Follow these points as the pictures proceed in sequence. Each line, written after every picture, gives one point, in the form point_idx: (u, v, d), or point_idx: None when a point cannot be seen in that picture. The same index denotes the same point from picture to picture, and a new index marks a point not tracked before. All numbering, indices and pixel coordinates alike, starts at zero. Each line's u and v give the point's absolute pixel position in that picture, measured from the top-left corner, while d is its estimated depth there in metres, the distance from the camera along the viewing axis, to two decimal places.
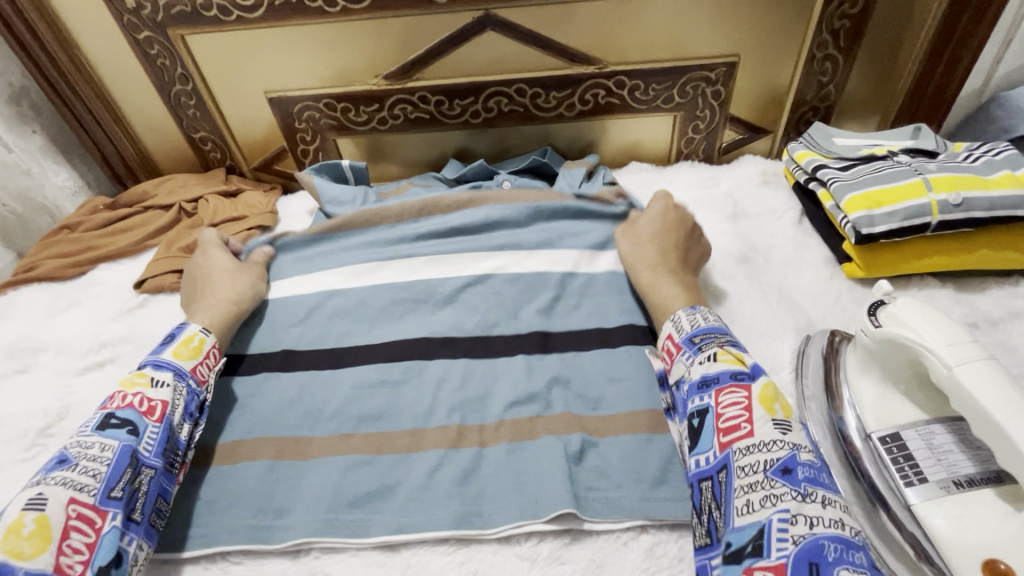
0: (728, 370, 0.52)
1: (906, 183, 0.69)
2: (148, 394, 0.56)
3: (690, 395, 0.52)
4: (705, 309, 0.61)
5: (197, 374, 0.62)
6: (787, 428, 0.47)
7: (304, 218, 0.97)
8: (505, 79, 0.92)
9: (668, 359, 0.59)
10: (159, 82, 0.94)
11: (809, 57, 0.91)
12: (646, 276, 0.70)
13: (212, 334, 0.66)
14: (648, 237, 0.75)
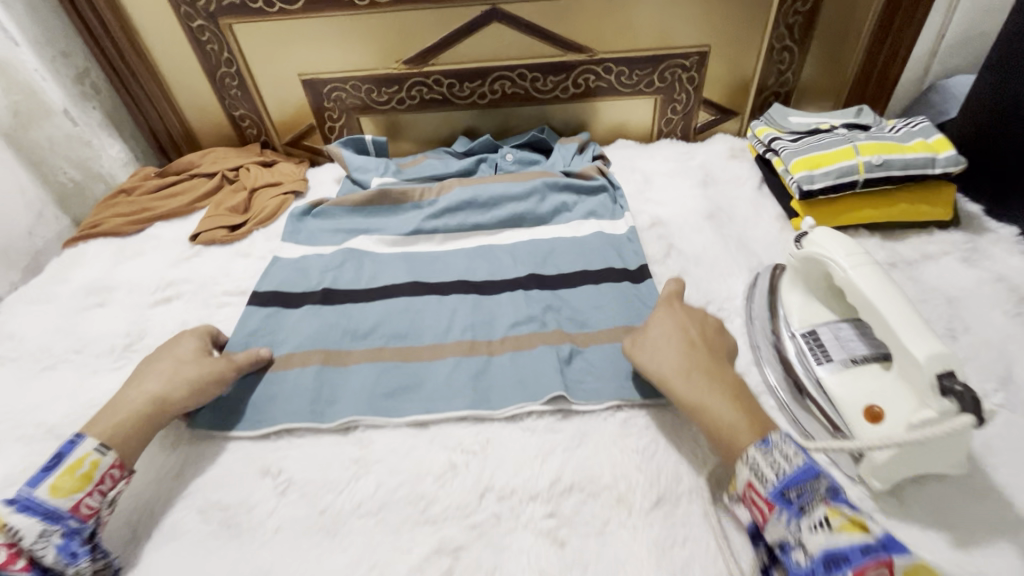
0: (853, 542, 0.43)
1: (840, 149, 0.84)
2: (6, 546, 0.49)
3: (806, 567, 0.44)
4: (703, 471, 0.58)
5: (82, 509, 0.53)
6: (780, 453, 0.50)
7: (332, 185, 1.11)
8: (509, 65, 1.07)
9: (755, 511, 0.50)
10: (207, 65, 1.08)
11: (769, 48, 1.06)
12: (689, 394, 0.58)
13: (108, 454, 0.57)
14: (667, 335, 0.65)
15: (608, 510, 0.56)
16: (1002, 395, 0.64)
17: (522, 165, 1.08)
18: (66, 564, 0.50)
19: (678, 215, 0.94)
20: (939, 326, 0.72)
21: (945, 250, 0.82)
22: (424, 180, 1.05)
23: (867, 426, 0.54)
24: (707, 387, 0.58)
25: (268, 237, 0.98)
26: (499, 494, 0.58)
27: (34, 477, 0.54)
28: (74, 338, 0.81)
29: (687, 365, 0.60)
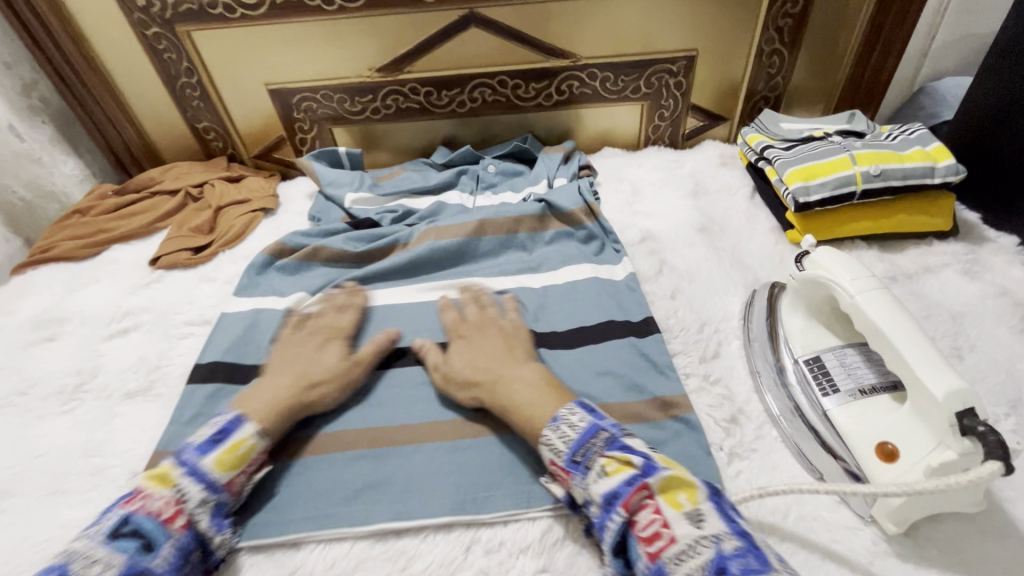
0: (622, 480, 0.49)
1: (836, 158, 0.81)
2: (170, 497, 0.50)
3: (598, 517, 0.49)
4: (565, 412, 0.55)
5: (233, 485, 0.54)
6: (701, 517, 0.46)
7: (304, 200, 1.05)
8: (488, 72, 1.01)
9: (562, 482, 0.54)
10: (166, 75, 1.01)
11: (758, 51, 1.02)
12: (495, 372, 0.63)
13: (263, 440, 0.58)
14: (469, 346, 0.68)
15: (604, 562, 0.52)
16: (1015, 419, 0.61)
17: (505, 177, 1.03)
18: (213, 529, 0.52)
19: (669, 228, 0.90)
20: (944, 345, 0.69)
21: (945, 262, 0.79)
22: (402, 194, 1.00)
23: (882, 466, 0.50)
24: (511, 367, 0.63)
25: (235, 258, 0.92)
26: (486, 547, 0.54)
27: (201, 442, 0.54)
28: (20, 378, 0.74)
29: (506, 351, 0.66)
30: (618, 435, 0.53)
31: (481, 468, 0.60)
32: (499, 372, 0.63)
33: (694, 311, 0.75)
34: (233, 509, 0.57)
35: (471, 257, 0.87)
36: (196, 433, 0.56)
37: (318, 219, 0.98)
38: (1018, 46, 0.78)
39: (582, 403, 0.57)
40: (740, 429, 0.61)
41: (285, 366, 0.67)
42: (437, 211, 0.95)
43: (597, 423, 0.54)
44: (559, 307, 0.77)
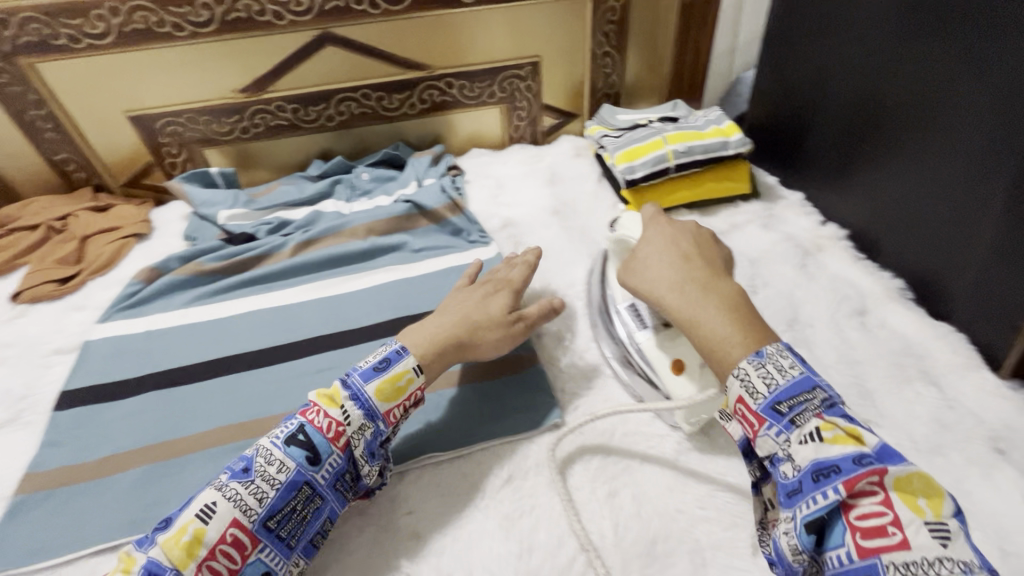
0: (846, 454, 0.41)
1: (652, 141, 0.96)
2: (333, 418, 0.54)
3: (790, 480, 0.43)
4: (776, 351, 0.48)
5: (391, 417, 0.57)
6: (949, 535, 0.38)
7: (180, 222, 1.06)
8: (350, 86, 1.08)
9: (744, 424, 0.48)
10: (12, 109, 0.99)
11: (592, 54, 1.16)
12: (687, 293, 0.57)
13: (420, 376, 0.59)
14: (663, 247, 0.63)
15: (462, 497, 0.60)
16: (790, 334, 0.76)
17: (379, 182, 1.10)
18: (368, 460, 0.55)
19: (529, 214, 1.01)
20: (743, 284, 0.84)
21: (748, 219, 0.96)
22: (277, 207, 1.04)
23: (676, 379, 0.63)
24: (707, 289, 0.56)
25: (107, 285, 0.92)
26: (358, 503, 0.60)
27: (366, 369, 0.58)
28: None
29: (688, 271, 0.59)
30: (819, 381, 0.47)
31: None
32: (696, 302, 0.55)
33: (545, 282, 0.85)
34: (111, 514, 0.60)
35: (345, 259, 0.92)
36: (365, 358, 0.60)
37: (194, 239, 0.99)
38: (788, 35, 0.96)
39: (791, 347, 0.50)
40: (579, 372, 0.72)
41: (452, 307, 0.69)
42: (313, 219, 1.00)
43: (812, 375, 0.46)
44: (427, 293, 0.85)
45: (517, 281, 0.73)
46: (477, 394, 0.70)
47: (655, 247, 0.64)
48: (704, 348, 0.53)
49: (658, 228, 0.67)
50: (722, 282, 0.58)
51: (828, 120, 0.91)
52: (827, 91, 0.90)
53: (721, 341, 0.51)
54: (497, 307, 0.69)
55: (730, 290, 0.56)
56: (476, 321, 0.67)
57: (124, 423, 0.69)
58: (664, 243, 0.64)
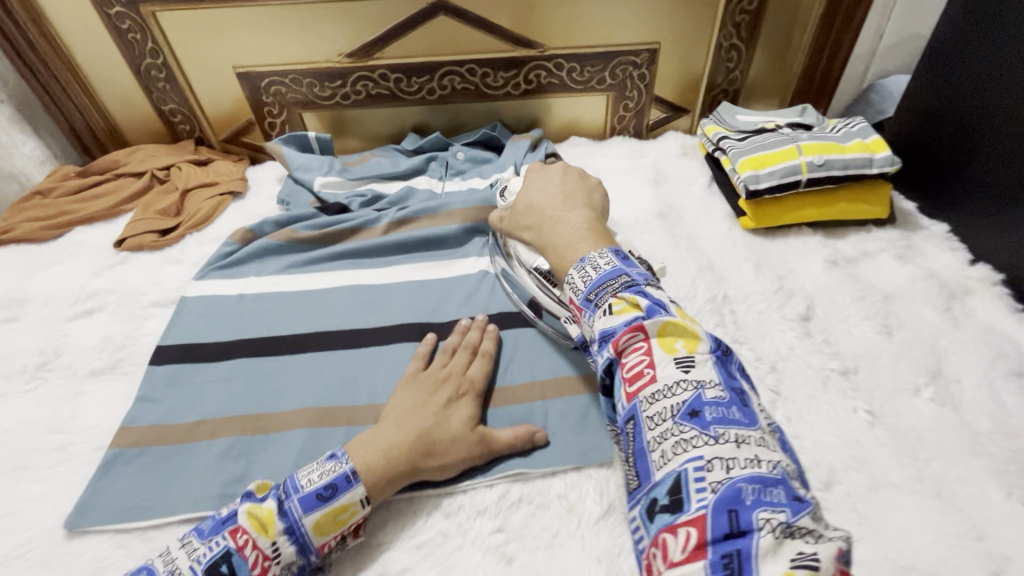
0: (624, 320, 0.51)
1: (784, 149, 0.87)
2: (261, 553, 0.47)
3: (624, 405, 0.49)
4: (595, 255, 0.58)
5: (324, 549, 0.51)
6: (690, 364, 0.46)
7: (274, 184, 1.05)
8: (456, 60, 1.03)
9: (576, 315, 0.58)
10: (129, 55, 1.01)
11: (717, 46, 1.06)
12: (547, 222, 0.69)
13: (367, 507, 0.52)
14: (546, 185, 0.74)
15: (556, 521, 0.56)
16: (933, 389, 0.66)
17: (473, 164, 1.05)
18: None
19: (631, 214, 0.94)
20: (876, 323, 0.74)
21: (881, 247, 0.85)
22: (371, 179, 1.01)
23: None
24: (565, 219, 0.67)
25: (202, 241, 0.92)
26: (446, 510, 0.57)
27: (309, 494, 0.51)
28: None
29: (567, 199, 0.71)
30: (640, 281, 0.54)
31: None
32: (553, 214, 0.69)
33: None
34: (199, 481, 0.59)
35: (439, 242, 0.89)
36: (308, 472, 0.53)
37: (287, 203, 0.98)
38: (959, 39, 0.83)
39: (616, 250, 0.60)
40: None
41: (407, 415, 0.59)
42: (406, 196, 0.97)
43: (703, 392, 0.44)
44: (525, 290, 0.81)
45: (478, 381, 0.65)
46: (574, 409, 0.66)
47: (553, 177, 0.75)
48: (554, 253, 0.65)
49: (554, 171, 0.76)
50: (573, 210, 0.69)
51: (997, 144, 0.78)
52: (1006, 114, 0.77)
53: (572, 242, 0.64)
54: (460, 420, 0.59)
55: (579, 214, 0.67)
56: (435, 441, 0.57)
57: (215, 388, 0.68)
58: (552, 182, 0.74)
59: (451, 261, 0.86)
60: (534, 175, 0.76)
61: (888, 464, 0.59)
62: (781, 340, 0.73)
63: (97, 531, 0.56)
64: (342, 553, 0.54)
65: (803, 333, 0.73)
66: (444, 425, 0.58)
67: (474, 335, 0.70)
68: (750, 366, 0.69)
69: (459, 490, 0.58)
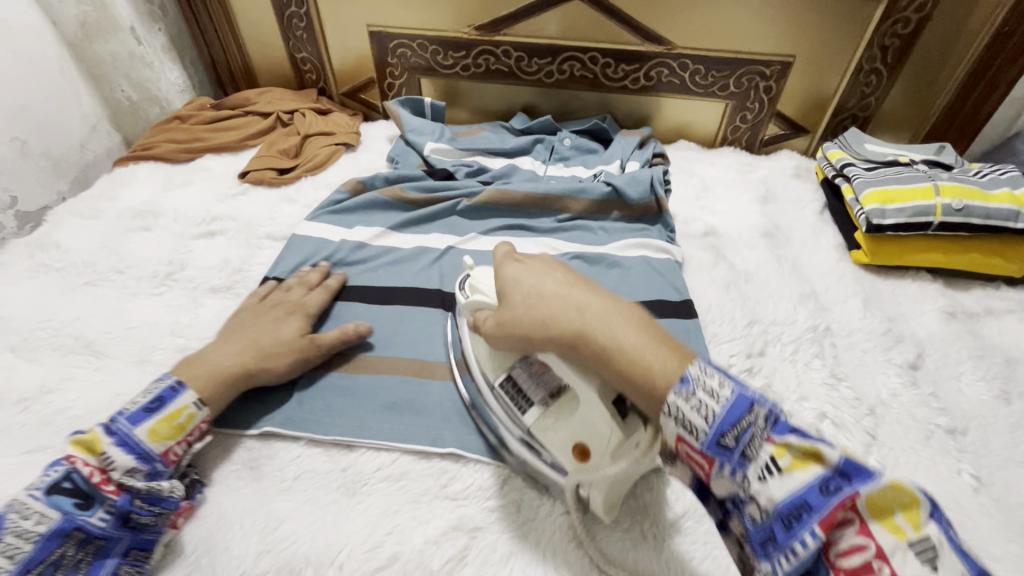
0: (800, 483, 0.35)
1: (919, 186, 0.81)
2: (96, 466, 0.51)
3: (763, 526, 0.36)
4: (700, 371, 0.40)
5: (170, 456, 0.54)
6: (926, 549, 0.31)
7: (384, 142, 1.09)
8: (581, 46, 1.03)
9: (697, 466, 0.41)
10: (277, 2, 1.07)
11: (857, 68, 1.00)
12: (584, 338, 0.45)
13: (203, 410, 0.57)
14: (540, 275, 0.52)
15: (632, 515, 0.55)
16: None
17: (578, 152, 1.05)
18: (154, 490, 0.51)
19: (736, 228, 0.92)
20: (994, 387, 0.68)
21: (1009, 307, 0.78)
22: (478, 151, 1.03)
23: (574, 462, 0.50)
24: (604, 303, 0.47)
25: (316, 185, 0.97)
26: (521, 482, 0.58)
27: (134, 411, 0.54)
28: (117, 256, 0.81)
29: (557, 272, 0.53)
30: (777, 412, 0.38)
31: (402, 377, 0.68)
32: (569, 317, 0.46)
33: (745, 309, 0.77)
34: (297, 406, 0.64)
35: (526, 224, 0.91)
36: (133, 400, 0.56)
37: (395, 161, 1.02)
38: None
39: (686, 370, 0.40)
40: None
41: (238, 333, 0.66)
42: (509, 173, 0.98)
43: (746, 392, 0.38)
44: (623, 286, 0.80)
45: (309, 305, 0.72)
46: None
47: (535, 275, 0.52)
48: (633, 376, 0.42)
49: (535, 262, 0.55)
50: (635, 320, 0.45)
51: None
52: None
53: (643, 365, 0.42)
54: (288, 331, 0.67)
55: (612, 308, 0.46)
56: (266, 347, 0.64)
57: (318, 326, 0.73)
58: (534, 275, 0.52)
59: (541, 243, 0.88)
60: (511, 279, 0.54)
61: (991, 535, 0.54)
62: (884, 385, 0.69)
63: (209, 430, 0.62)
64: (415, 499, 0.56)
65: (909, 382, 0.69)
66: (297, 340, 0.66)
67: (313, 273, 0.77)
68: (847, 405, 0.66)
69: None
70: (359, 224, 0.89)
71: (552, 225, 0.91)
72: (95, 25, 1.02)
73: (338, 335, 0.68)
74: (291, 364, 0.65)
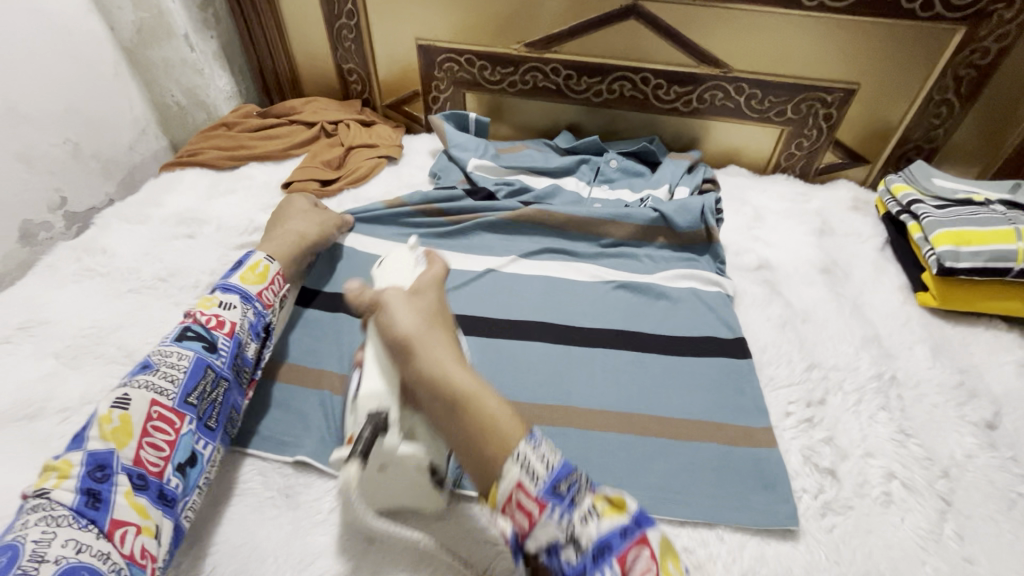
0: (612, 526, 0.40)
1: (998, 230, 0.76)
2: (212, 313, 0.58)
3: (577, 565, 0.39)
4: (531, 453, 0.43)
5: (264, 298, 0.65)
6: None
7: (426, 156, 1.08)
8: (633, 66, 1.00)
9: (517, 521, 0.42)
10: (328, 14, 1.07)
11: (926, 98, 0.95)
12: (482, 417, 0.46)
13: (274, 263, 0.68)
14: (411, 307, 0.57)
15: None
16: None
17: (625, 174, 1.02)
18: (252, 339, 0.61)
19: (791, 263, 0.87)
20: None
21: None
22: (521, 170, 1.00)
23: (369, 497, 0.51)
24: (476, 380, 0.49)
25: (357, 199, 0.96)
26: None
27: (226, 277, 0.63)
28: (161, 264, 0.81)
29: (430, 329, 0.55)
30: (589, 480, 0.43)
31: None
32: (449, 370, 0.50)
33: (802, 350, 0.73)
34: (332, 431, 0.62)
35: (566, 248, 0.88)
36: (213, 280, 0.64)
37: (438, 177, 1.00)
38: None
39: (536, 432, 0.46)
40: (837, 484, 0.59)
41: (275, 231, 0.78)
42: (552, 193, 0.96)
43: (639, 512, 0.41)
44: (672, 320, 0.77)
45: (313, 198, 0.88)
46: (710, 459, 0.61)
47: (402, 313, 0.55)
48: (475, 431, 0.46)
49: (410, 307, 0.56)
50: (495, 392, 0.50)
51: None
52: None
53: (487, 417, 0.46)
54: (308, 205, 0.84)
55: (471, 376, 0.50)
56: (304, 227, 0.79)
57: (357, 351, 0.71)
58: (411, 317, 0.55)
59: (582, 271, 0.84)
60: (393, 314, 0.56)
61: None
62: (957, 444, 0.63)
63: (243, 454, 0.61)
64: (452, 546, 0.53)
65: (986, 443, 0.64)
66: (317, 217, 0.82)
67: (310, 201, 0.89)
68: (918, 466, 0.61)
69: None
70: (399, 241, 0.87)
71: (595, 251, 0.87)
72: (151, 31, 1.04)
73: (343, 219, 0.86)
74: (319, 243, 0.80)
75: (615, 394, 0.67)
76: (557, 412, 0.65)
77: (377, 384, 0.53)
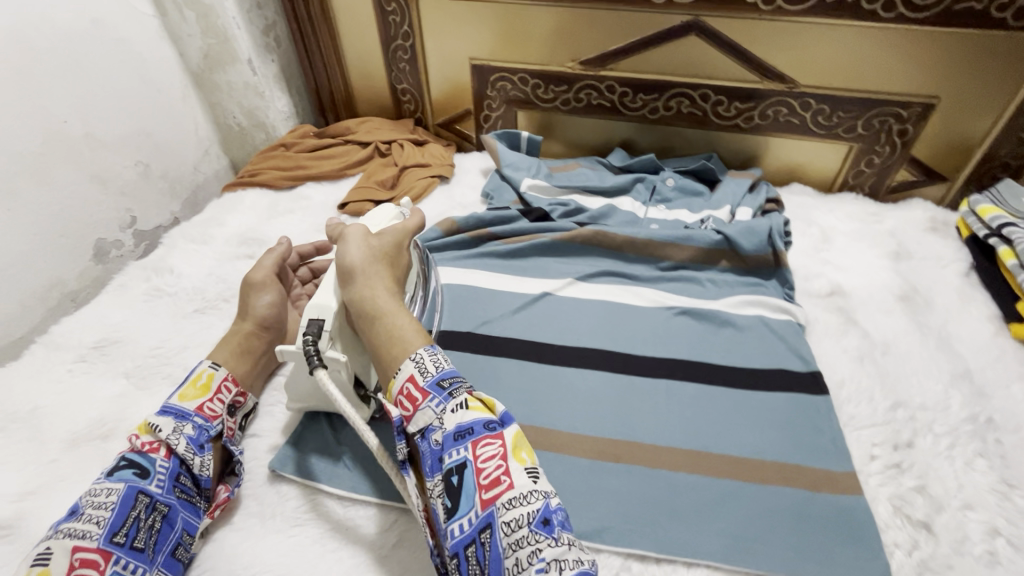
0: (479, 418, 0.50)
1: None
2: (145, 438, 0.54)
3: (440, 444, 0.49)
4: (425, 355, 0.55)
5: (206, 411, 0.58)
6: (538, 474, 0.47)
7: (478, 175, 1.08)
8: (692, 83, 0.97)
9: (405, 406, 0.53)
10: (384, 36, 1.09)
11: (1015, 112, 0.88)
12: (392, 346, 0.57)
13: (219, 368, 0.61)
14: (362, 240, 0.65)
15: None
16: None
17: (683, 194, 0.99)
18: (194, 453, 0.54)
19: (866, 289, 0.82)
20: None
21: None
22: (574, 189, 0.99)
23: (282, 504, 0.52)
24: (397, 304, 0.61)
25: None
26: None
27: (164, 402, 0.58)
28: (225, 284, 0.83)
29: (376, 263, 0.64)
30: (462, 380, 0.54)
31: None
32: (386, 307, 0.60)
33: (883, 386, 0.68)
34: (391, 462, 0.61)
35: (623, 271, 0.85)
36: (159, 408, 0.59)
37: (490, 197, 1.00)
38: None
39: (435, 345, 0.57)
40: (933, 539, 0.54)
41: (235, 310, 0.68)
42: (607, 214, 0.93)
43: (500, 416, 0.50)
44: (738, 351, 0.73)
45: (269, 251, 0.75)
46: (788, 506, 0.57)
47: (354, 250, 0.64)
48: (384, 343, 0.57)
49: (360, 246, 0.65)
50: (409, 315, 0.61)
51: None
52: None
53: (396, 340, 0.57)
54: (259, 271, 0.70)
55: (394, 301, 0.61)
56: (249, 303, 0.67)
57: None
58: (355, 251, 0.64)
59: (641, 296, 0.81)
60: (348, 244, 0.64)
61: None
62: None
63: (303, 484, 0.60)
64: None
65: None
66: (247, 294, 0.67)
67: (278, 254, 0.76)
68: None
69: (654, 559, 0.53)
70: (454, 263, 0.87)
71: (654, 275, 0.84)
72: (217, 56, 1.07)
73: (279, 261, 0.72)
74: (273, 300, 0.68)
75: (681, 430, 0.64)
76: (620, 447, 0.62)
77: (318, 294, 0.61)
